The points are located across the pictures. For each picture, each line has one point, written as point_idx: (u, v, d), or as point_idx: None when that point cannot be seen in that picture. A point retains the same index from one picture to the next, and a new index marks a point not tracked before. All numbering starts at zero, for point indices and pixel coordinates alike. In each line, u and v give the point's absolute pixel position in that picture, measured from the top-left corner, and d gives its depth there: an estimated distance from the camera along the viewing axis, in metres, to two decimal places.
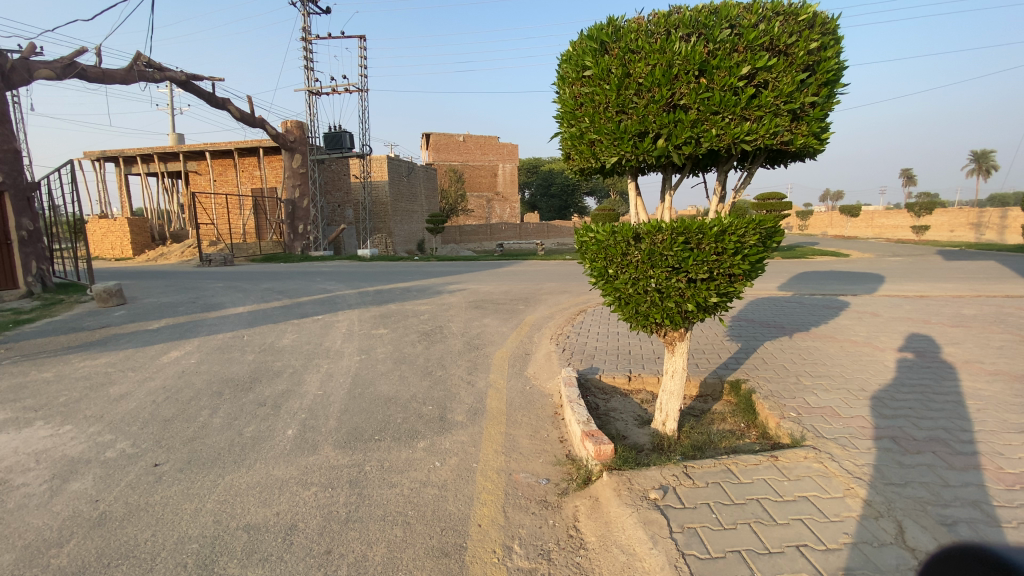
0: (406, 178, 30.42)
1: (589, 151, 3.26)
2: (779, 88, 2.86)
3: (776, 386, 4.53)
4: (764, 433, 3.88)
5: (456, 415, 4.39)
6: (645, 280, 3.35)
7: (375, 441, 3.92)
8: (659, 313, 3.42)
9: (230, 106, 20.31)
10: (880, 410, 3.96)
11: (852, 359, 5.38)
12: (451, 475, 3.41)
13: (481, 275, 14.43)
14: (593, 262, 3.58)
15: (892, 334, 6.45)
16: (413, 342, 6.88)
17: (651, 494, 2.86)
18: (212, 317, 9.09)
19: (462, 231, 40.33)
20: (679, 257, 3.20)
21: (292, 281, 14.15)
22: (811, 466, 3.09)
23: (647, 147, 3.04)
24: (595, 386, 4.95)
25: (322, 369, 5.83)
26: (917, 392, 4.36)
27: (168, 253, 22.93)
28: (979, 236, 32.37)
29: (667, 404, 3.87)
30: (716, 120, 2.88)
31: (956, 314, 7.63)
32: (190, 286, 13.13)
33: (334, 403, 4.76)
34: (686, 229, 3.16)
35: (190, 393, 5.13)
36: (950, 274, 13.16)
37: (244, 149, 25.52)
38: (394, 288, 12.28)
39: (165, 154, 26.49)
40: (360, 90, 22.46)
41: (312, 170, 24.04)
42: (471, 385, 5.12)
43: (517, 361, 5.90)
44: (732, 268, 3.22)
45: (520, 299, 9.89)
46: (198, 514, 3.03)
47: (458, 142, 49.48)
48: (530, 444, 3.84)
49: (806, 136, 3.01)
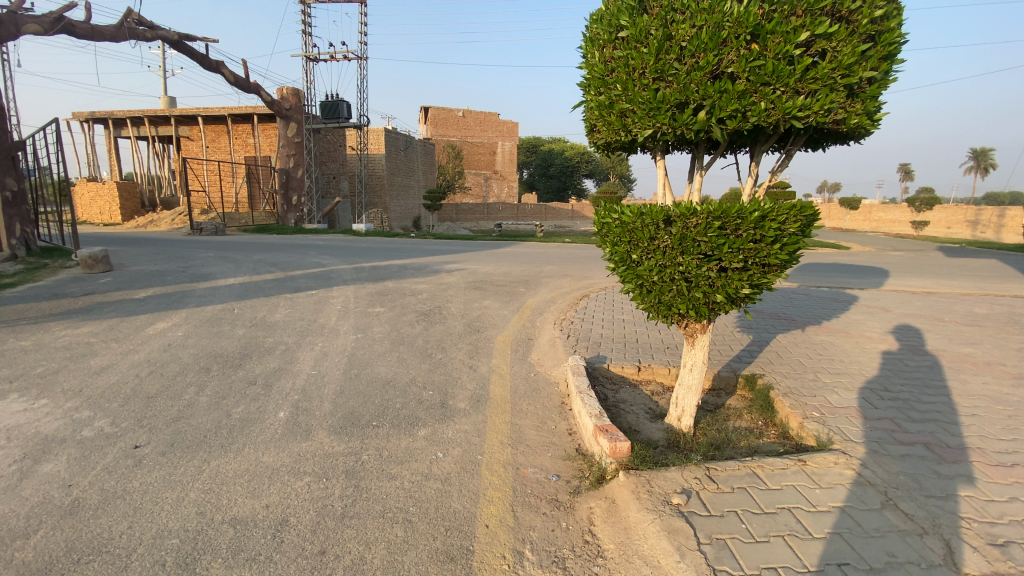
0: (403, 153, 29.78)
1: (620, 123, 2.97)
2: (840, 59, 2.57)
3: (795, 383, 4.33)
4: (785, 433, 3.68)
5: (458, 402, 4.16)
6: (672, 268, 3.10)
7: (373, 427, 3.68)
8: (685, 304, 3.18)
9: (224, 70, 19.59)
10: (907, 412, 3.77)
11: (868, 356, 5.19)
12: (455, 468, 3.19)
13: (480, 254, 14.16)
14: (616, 246, 3.30)
15: (907, 332, 6.26)
16: (412, 322, 6.61)
17: (674, 499, 2.65)
18: (202, 288, 8.75)
19: (459, 209, 39.86)
20: (713, 243, 2.93)
21: (285, 253, 13.77)
22: (842, 473, 2.91)
23: (686, 120, 2.75)
24: (603, 375, 4.72)
25: (316, 347, 5.55)
26: (942, 395, 4.17)
27: (158, 220, 22.35)
28: (976, 234, 32.46)
29: (684, 399, 3.65)
30: (767, 92, 2.59)
31: (968, 313, 7.46)
32: (180, 254, 12.71)
33: (329, 384, 4.50)
34: (723, 213, 2.89)
35: (175, 368, 4.85)
36: (953, 272, 13.04)
37: (238, 115, 24.74)
38: (391, 264, 11.98)
39: (155, 117, 25.64)
40: (361, 59, 21.76)
41: (307, 140, 23.39)
42: (473, 371, 4.87)
43: (520, 346, 5.66)
44: (770, 258, 2.96)
45: (521, 281, 9.63)
46: (179, 505, 2.79)
47: (457, 118, 48.57)
48: (537, 436, 3.61)
49: (861, 115, 2.73)
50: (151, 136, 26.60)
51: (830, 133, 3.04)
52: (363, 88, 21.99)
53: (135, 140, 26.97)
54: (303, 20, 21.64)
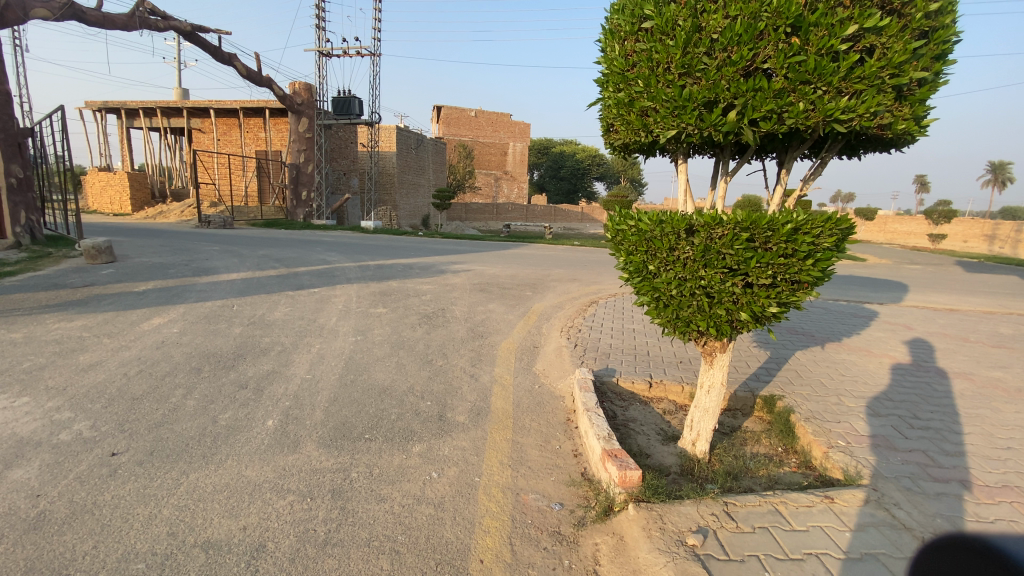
0: (414, 151, 29.65)
1: (640, 122, 2.73)
2: (889, 57, 2.31)
3: (816, 406, 4.05)
4: (808, 462, 3.40)
5: (457, 415, 3.92)
6: (693, 283, 2.84)
7: (365, 441, 3.45)
8: (705, 321, 2.93)
9: (236, 62, 19.52)
10: (940, 444, 3.47)
11: (893, 378, 4.88)
12: (450, 491, 2.95)
13: (488, 255, 13.94)
14: (631, 255, 3.05)
15: (933, 351, 5.92)
16: (414, 325, 6.39)
17: (689, 539, 2.40)
18: (203, 282, 8.58)
19: (469, 209, 39.76)
20: (739, 257, 2.68)
21: (291, 249, 13.62)
22: (874, 514, 2.62)
23: (715, 120, 2.50)
24: (611, 391, 4.47)
25: (313, 349, 5.34)
26: (977, 423, 3.86)
27: (167, 211, 22.36)
28: (992, 249, 31.84)
29: (700, 422, 3.40)
30: (807, 92, 2.34)
31: (994, 333, 7.11)
32: (185, 247, 12.59)
33: (323, 390, 4.29)
34: (752, 225, 2.63)
35: (166, 368, 4.66)
36: (974, 288, 12.63)
37: (250, 109, 24.72)
38: (396, 263, 11.78)
39: (168, 109, 25.70)
40: (373, 55, 21.63)
41: (318, 136, 23.31)
42: (475, 380, 4.64)
43: (525, 355, 5.42)
44: (802, 275, 2.70)
45: (527, 284, 9.38)
46: (151, 524, 2.58)
47: (469, 118, 48.43)
48: (540, 457, 3.37)
49: (909, 120, 2.46)
50: (164, 127, 26.67)
51: (870, 141, 2.79)
52: (375, 85, 21.86)
53: (148, 131, 27.07)
54: (317, 14, 21.55)
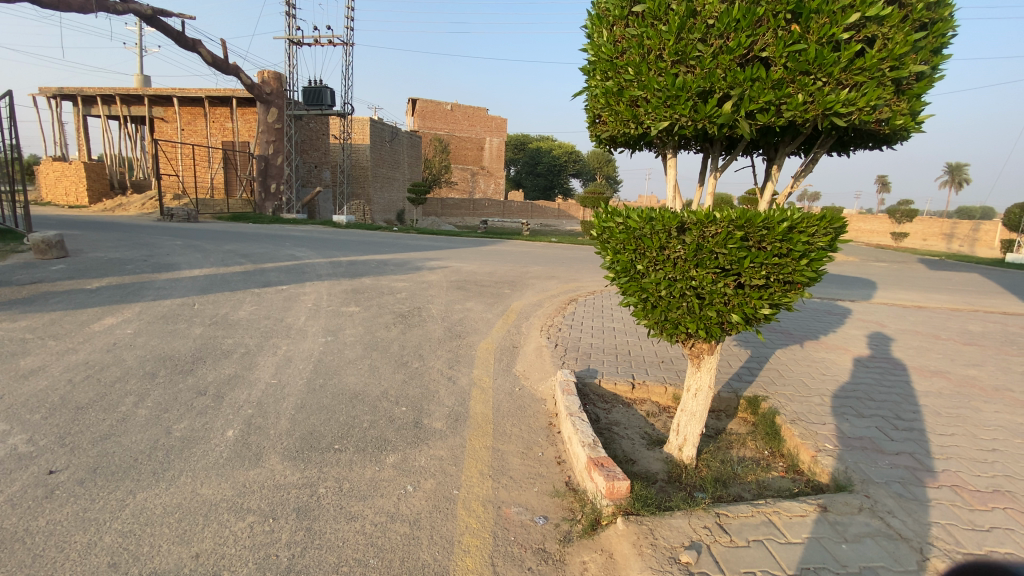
0: (388, 144, 29.03)
1: (630, 113, 2.57)
2: (891, 48, 2.19)
3: (801, 408, 4.00)
4: (796, 466, 3.32)
5: (433, 421, 3.71)
6: (683, 284, 2.70)
7: (334, 453, 3.21)
8: (695, 323, 2.81)
9: (201, 49, 18.69)
10: (925, 446, 3.44)
11: (872, 377, 4.88)
12: (427, 506, 2.75)
13: (464, 252, 13.70)
14: (618, 254, 2.90)
15: (909, 349, 5.97)
16: (387, 325, 6.12)
17: (683, 556, 2.26)
18: (163, 279, 8.12)
19: (445, 204, 39.26)
20: (732, 257, 2.55)
21: (259, 244, 13.10)
22: (869, 523, 2.54)
23: (710, 112, 2.35)
24: (594, 393, 4.33)
25: (280, 351, 5.04)
26: (958, 424, 3.85)
27: (126, 203, 21.33)
28: (949, 247, 33.18)
29: (686, 426, 3.29)
30: (807, 83, 2.21)
31: (963, 330, 7.25)
32: (145, 241, 11.96)
33: (289, 396, 4.02)
34: (747, 222, 2.50)
35: (117, 372, 4.31)
36: (938, 285, 13.02)
37: (216, 97, 23.75)
38: (370, 259, 11.43)
39: (128, 96, 24.49)
40: (346, 44, 21.02)
41: (288, 127, 22.54)
42: (452, 383, 4.43)
43: (504, 356, 5.24)
44: (795, 275, 2.59)
45: (506, 282, 9.19)
46: (89, 553, 2.30)
47: (445, 112, 47.81)
48: (522, 466, 3.20)
49: (907, 116, 2.37)
50: (123, 115, 25.43)
51: (864, 137, 2.72)
52: (348, 75, 21.20)
53: (106, 120, 25.80)
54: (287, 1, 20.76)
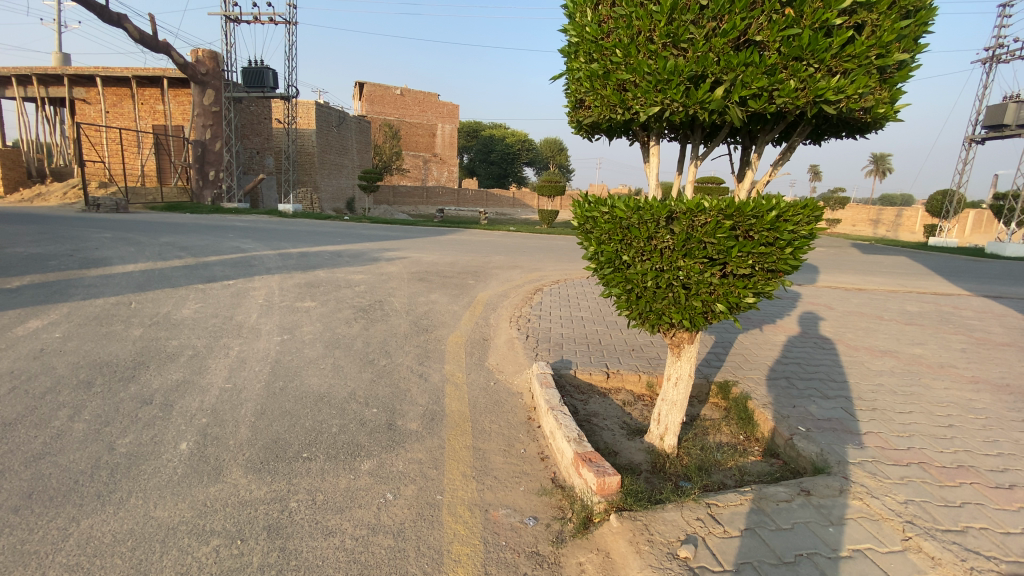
0: (335, 130, 27.85)
1: (618, 97, 2.48)
2: (879, 35, 2.22)
3: (771, 392, 4.11)
4: (772, 450, 3.39)
5: (408, 422, 3.53)
6: (670, 275, 2.65)
7: (303, 462, 2.99)
8: (679, 314, 2.76)
9: (126, 24, 17.12)
10: (889, 425, 3.62)
11: (830, 358, 5.11)
12: (410, 515, 2.59)
13: (422, 241, 13.38)
14: (603, 244, 2.81)
15: (858, 330, 6.30)
16: (349, 321, 5.83)
17: (681, 551, 2.23)
18: (92, 275, 7.39)
19: (396, 192, 38.36)
20: (721, 247, 2.51)
21: (200, 235, 12.22)
22: (850, 506, 2.63)
23: (702, 97, 2.29)
24: (570, 384, 4.25)
25: (233, 353, 4.68)
26: (915, 402, 4.09)
27: (45, 192, 19.43)
28: (875, 232, 35.62)
29: (667, 416, 3.25)
30: (800, 69, 2.20)
31: (902, 311, 7.75)
32: (68, 234, 10.88)
33: (247, 402, 3.71)
34: (736, 212, 2.45)
35: (45, 382, 3.85)
36: (872, 268, 13.89)
37: (143, 77, 21.90)
38: (323, 250, 10.92)
39: (41, 73, 22.22)
40: (289, 23, 19.84)
41: (227, 110, 21.15)
42: (424, 381, 4.24)
43: (475, 349, 5.11)
44: (779, 265, 2.57)
45: (468, 272, 9.01)
46: None
47: (395, 97, 46.46)
48: (505, 465, 3.08)
49: (888, 104, 2.43)
50: (38, 96, 23.09)
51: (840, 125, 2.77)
52: (291, 56, 20.06)
53: (16, 100, 23.30)
54: None
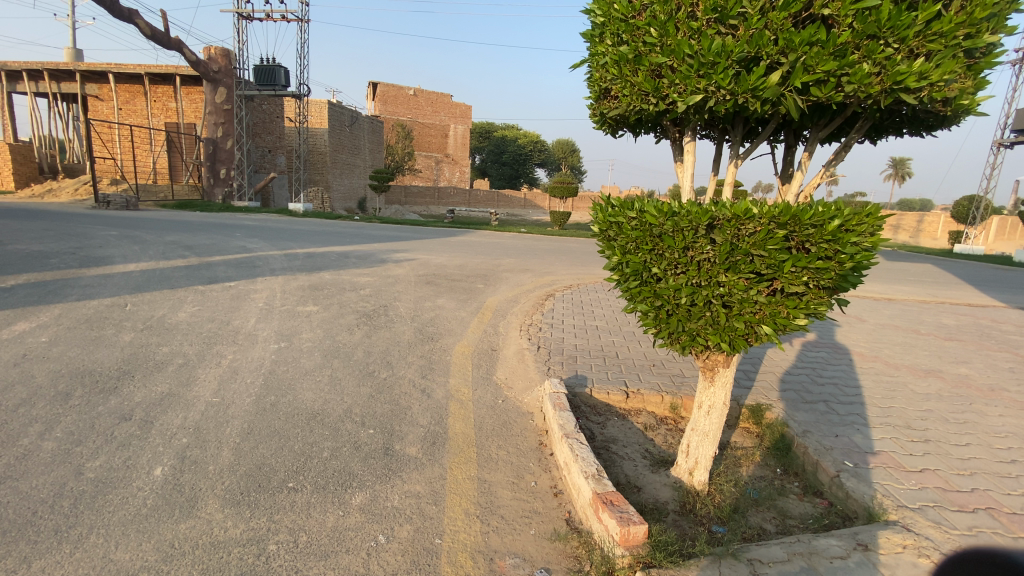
0: (347, 129, 27.72)
1: (652, 85, 2.13)
2: (972, 11, 1.85)
3: (808, 418, 3.71)
4: (815, 488, 3.00)
5: (408, 447, 3.20)
6: (709, 292, 2.29)
7: (287, 494, 2.67)
8: (718, 336, 2.39)
9: (139, 21, 17.10)
10: (947, 460, 3.21)
11: (869, 378, 4.67)
12: (403, 565, 2.25)
13: (432, 242, 13.10)
14: (629, 253, 2.45)
15: (895, 346, 5.84)
16: (351, 327, 5.52)
17: None
18: (91, 275, 7.17)
19: (408, 191, 38.28)
20: (771, 261, 2.14)
21: (207, 234, 12.05)
22: (917, 564, 2.23)
23: (755, 83, 1.93)
24: (585, 404, 3.89)
25: (224, 362, 4.38)
26: (969, 431, 3.66)
27: (57, 189, 19.50)
28: (895, 238, 34.69)
29: (698, 448, 2.89)
30: (875, 50, 1.84)
31: (938, 324, 7.25)
32: (74, 231, 10.74)
33: (233, 420, 3.40)
34: (791, 220, 2.07)
35: (20, 393, 3.58)
36: (899, 276, 13.31)
37: (157, 74, 21.93)
38: (330, 251, 10.67)
39: (55, 70, 22.33)
40: (301, 20, 19.70)
41: (238, 108, 21.08)
42: (427, 398, 3.91)
43: (483, 361, 4.76)
44: (837, 281, 2.18)
45: (477, 276, 8.67)
46: None
47: (408, 97, 46.40)
48: (513, 502, 2.74)
49: (973, 93, 2.05)
50: (51, 92, 23.19)
51: (901, 117, 2.42)
52: (303, 54, 19.90)
53: (33, 97, 23.49)
54: None
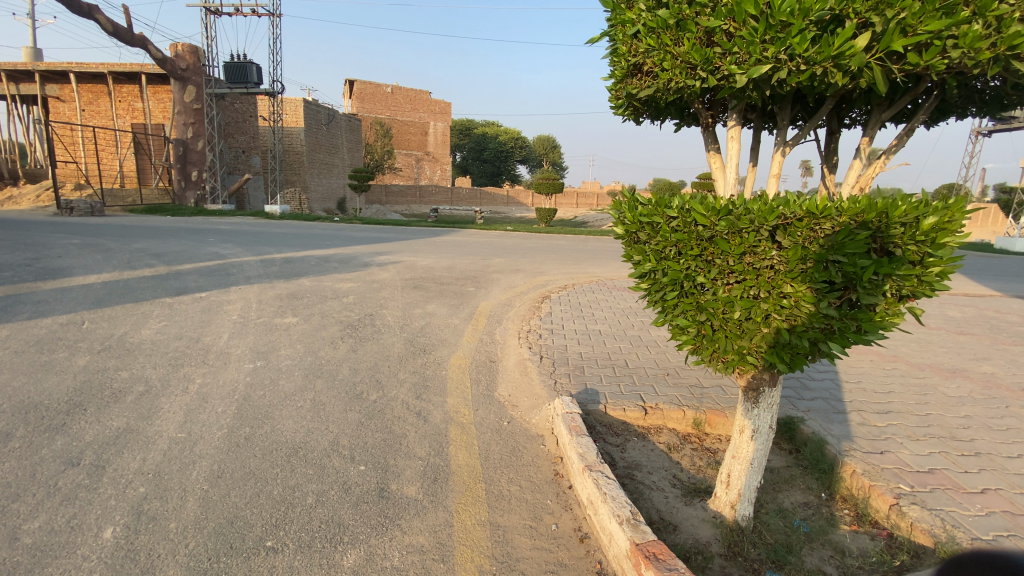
0: (324, 128, 26.94)
1: (703, 55, 1.79)
2: None
3: (845, 431, 3.38)
4: (869, 517, 2.66)
5: (405, 486, 2.77)
6: (770, 306, 1.91)
7: (265, 557, 2.23)
8: (776, 356, 2.00)
9: (100, 17, 16.22)
10: (1005, 477, 2.90)
11: (896, 381, 4.37)
12: None
13: (417, 244, 12.62)
14: (668, 258, 2.07)
15: (911, 344, 5.58)
16: (334, 341, 5.05)
17: None
18: (45, 289, 6.55)
19: (388, 191, 37.48)
20: (851, 267, 1.77)
21: (178, 240, 11.37)
22: None
23: (838, 48, 1.59)
24: (601, 424, 3.51)
25: (192, 388, 3.89)
26: (1017, 440, 3.37)
27: (17, 196, 18.44)
28: None
29: (741, 477, 2.52)
30: (988, 6, 1.53)
31: (946, 317, 7.03)
32: (30, 241, 9.99)
33: (201, 460, 2.94)
34: (877, 217, 1.72)
35: None
36: None
37: (121, 73, 20.91)
38: (309, 255, 10.10)
39: (11, 70, 21.10)
40: (273, 15, 18.92)
41: (209, 108, 20.24)
42: (423, 423, 3.48)
43: (482, 376, 4.35)
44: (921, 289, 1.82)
45: (467, 279, 8.23)
46: None
47: (386, 94, 45.50)
48: (534, 552, 2.34)
49: None
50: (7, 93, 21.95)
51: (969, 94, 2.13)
52: (276, 50, 19.15)
53: None
54: None
